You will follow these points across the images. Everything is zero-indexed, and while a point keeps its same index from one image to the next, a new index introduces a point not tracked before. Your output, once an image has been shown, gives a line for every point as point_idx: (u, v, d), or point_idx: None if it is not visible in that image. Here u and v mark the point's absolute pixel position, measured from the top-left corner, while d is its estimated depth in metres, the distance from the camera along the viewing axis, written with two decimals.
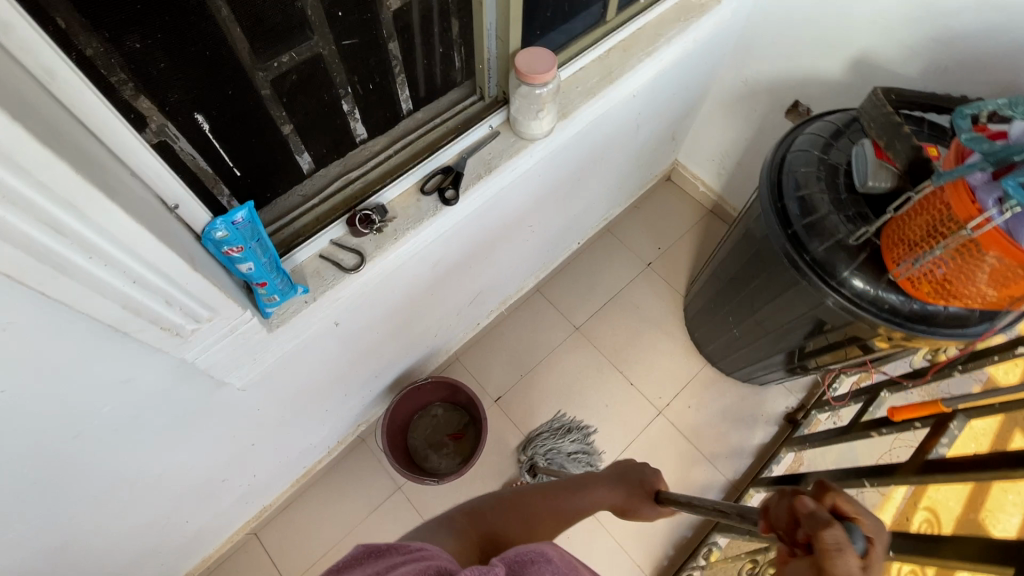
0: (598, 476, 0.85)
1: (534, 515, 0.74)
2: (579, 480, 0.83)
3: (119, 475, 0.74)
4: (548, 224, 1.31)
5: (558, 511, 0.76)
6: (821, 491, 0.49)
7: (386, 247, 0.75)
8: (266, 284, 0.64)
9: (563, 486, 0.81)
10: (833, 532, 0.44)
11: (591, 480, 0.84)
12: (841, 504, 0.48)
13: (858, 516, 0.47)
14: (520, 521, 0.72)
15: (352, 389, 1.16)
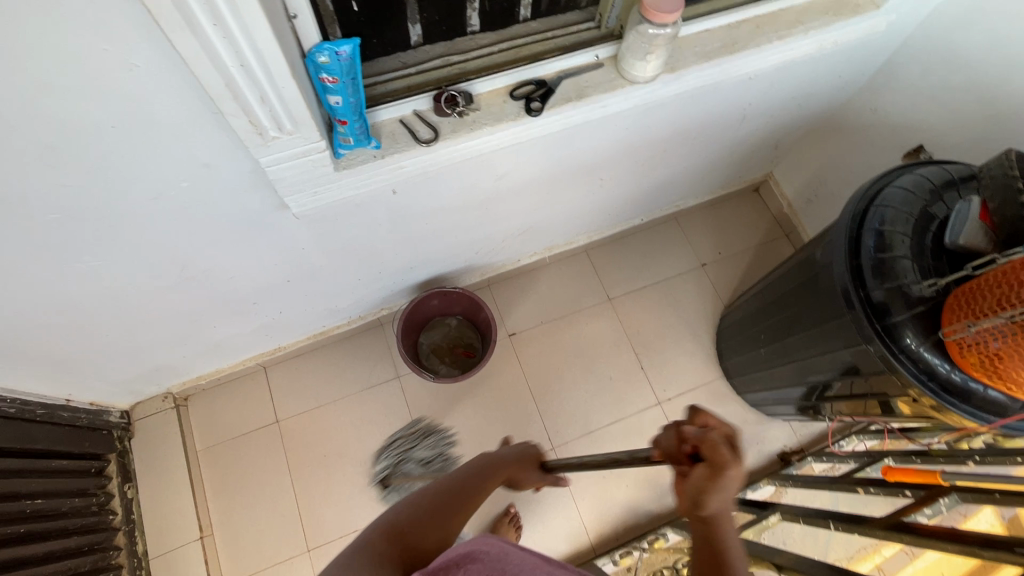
0: (497, 462, 0.82)
1: (440, 514, 0.66)
2: (482, 466, 0.79)
3: (176, 253, 0.83)
4: (620, 185, 1.30)
5: (462, 493, 0.71)
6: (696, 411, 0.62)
7: (461, 133, 0.78)
8: (346, 123, 0.68)
9: (473, 476, 0.75)
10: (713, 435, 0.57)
11: (494, 460, 0.82)
12: (706, 417, 0.61)
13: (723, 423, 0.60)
14: (430, 514, 0.65)
15: (387, 270, 1.23)
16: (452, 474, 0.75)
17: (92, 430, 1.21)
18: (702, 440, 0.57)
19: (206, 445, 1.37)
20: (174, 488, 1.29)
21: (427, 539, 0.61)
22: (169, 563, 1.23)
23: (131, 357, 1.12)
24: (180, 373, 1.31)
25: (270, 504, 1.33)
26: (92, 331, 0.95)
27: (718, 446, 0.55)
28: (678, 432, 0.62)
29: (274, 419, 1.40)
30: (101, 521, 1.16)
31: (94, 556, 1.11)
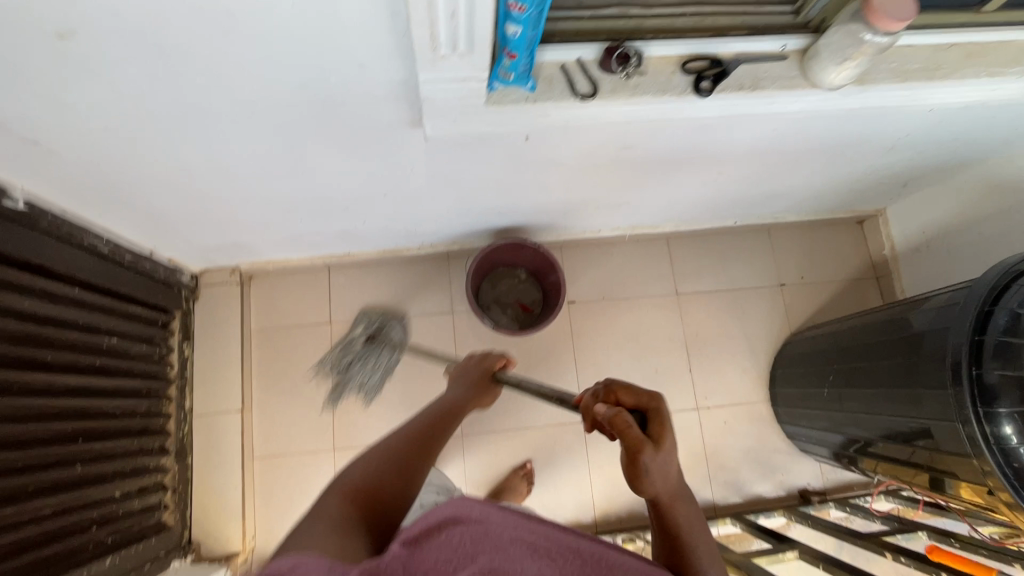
0: (458, 405, 0.87)
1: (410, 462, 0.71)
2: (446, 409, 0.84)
3: (296, 143, 0.82)
4: (734, 184, 1.22)
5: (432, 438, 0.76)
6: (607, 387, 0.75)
7: (620, 95, 0.72)
8: (514, 58, 0.64)
9: (443, 417, 0.82)
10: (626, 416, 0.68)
11: (456, 398, 0.89)
12: (622, 390, 0.74)
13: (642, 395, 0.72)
14: (398, 465, 0.70)
15: (476, 209, 1.20)
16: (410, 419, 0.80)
17: (165, 286, 1.25)
18: (614, 421, 0.68)
19: (261, 327, 1.41)
20: (226, 359, 1.35)
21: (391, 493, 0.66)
22: (210, 425, 1.31)
23: (217, 228, 1.13)
24: (252, 254, 1.33)
25: (309, 398, 1.38)
26: (193, 196, 0.96)
27: (630, 428, 0.66)
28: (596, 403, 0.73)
29: (327, 320, 1.43)
30: (159, 372, 1.22)
31: (149, 402, 1.17)
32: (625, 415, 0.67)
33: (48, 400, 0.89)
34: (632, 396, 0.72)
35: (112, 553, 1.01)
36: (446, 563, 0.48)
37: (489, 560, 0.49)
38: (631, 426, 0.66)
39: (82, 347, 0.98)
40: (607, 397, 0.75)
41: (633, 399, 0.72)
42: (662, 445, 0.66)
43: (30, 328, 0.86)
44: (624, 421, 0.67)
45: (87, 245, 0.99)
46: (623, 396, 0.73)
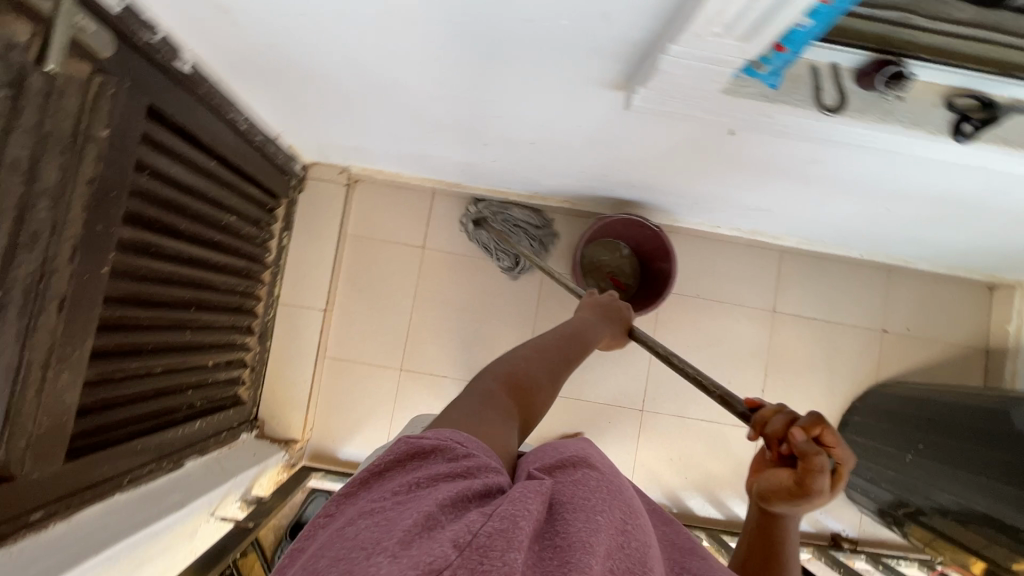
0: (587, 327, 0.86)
1: (551, 372, 0.72)
2: (580, 329, 0.84)
3: (480, 73, 0.75)
4: (896, 221, 1.11)
5: (567, 360, 0.76)
6: (813, 420, 0.59)
7: (867, 117, 0.62)
8: (782, 51, 0.54)
9: (579, 342, 0.81)
10: (822, 459, 0.58)
11: (587, 322, 0.87)
12: (825, 432, 0.59)
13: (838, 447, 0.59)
14: (536, 367, 0.71)
15: (612, 177, 1.12)
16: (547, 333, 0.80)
17: (280, 171, 1.23)
18: (803, 455, 0.58)
19: (356, 233, 1.40)
20: (319, 257, 1.35)
21: (534, 397, 0.67)
22: (293, 315, 1.34)
23: (349, 129, 1.09)
24: (366, 161, 1.29)
25: (387, 314, 1.40)
26: (345, 96, 0.91)
27: (812, 458, 0.58)
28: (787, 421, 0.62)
29: (420, 244, 1.41)
30: (259, 255, 1.23)
31: (247, 283, 1.18)
32: (824, 461, 0.58)
33: (176, 266, 0.90)
34: (832, 441, 0.59)
35: (202, 416, 1.05)
36: (582, 513, 0.43)
37: (620, 532, 0.44)
38: (819, 474, 0.58)
39: (207, 219, 0.98)
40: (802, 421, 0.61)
41: (835, 446, 0.59)
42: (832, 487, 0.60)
43: (174, 194, 0.85)
44: (818, 464, 0.58)
45: (229, 119, 0.96)
46: (824, 438, 0.59)
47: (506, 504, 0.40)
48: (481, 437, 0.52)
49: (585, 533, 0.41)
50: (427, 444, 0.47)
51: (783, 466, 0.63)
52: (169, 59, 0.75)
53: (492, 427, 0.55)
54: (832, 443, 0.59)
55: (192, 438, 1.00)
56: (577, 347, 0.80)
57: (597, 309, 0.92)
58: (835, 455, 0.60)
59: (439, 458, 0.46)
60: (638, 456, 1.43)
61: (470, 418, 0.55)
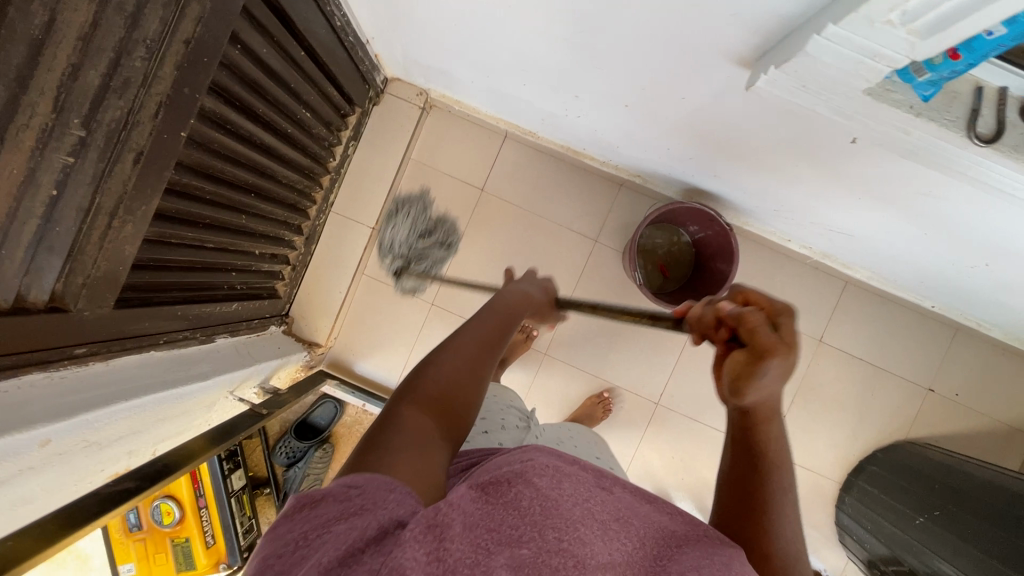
0: (511, 299, 0.83)
1: (476, 363, 0.67)
2: (507, 305, 0.80)
3: (597, 16, 0.69)
4: (989, 281, 1.02)
5: (497, 338, 0.72)
6: (734, 297, 0.64)
7: (1018, 158, 0.55)
8: (953, 58, 0.47)
9: (504, 317, 0.77)
10: (750, 313, 0.59)
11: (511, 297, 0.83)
12: (750, 296, 0.62)
13: (766, 300, 0.61)
14: (455, 369, 0.65)
15: (697, 162, 1.05)
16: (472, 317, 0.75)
17: (361, 79, 1.20)
18: (743, 320, 0.59)
19: (419, 159, 1.38)
20: (378, 174, 1.34)
21: (458, 396, 0.62)
22: (342, 226, 1.34)
23: (438, 48, 1.04)
24: (448, 87, 1.25)
25: (431, 247, 1.39)
26: (448, 11, 0.86)
27: (762, 334, 0.57)
28: (715, 307, 0.64)
29: (480, 186, 1.39)
30: (324, 158, 1.22)
31: (306, 182, 1.18)
32: (758, 315, 0.58)
33: (245, 149, 0.89)
34: (762, 299, 0.61)
35: (239, 300, 1.07)
36: (497, 545, 0.42)
37: (555, 540, 0.44)
38: (758, 328, 0.58)
39: (283, 109, 0.97)
40: (733, 299, 0.64)
41: (762, 299, 0.61)
42: (793, 354, 0.56)
43: (258, 75, 0.83)
44: (751, 319, 0.58)
45: (326, 11, 0.93)
46: (751, 298, 0.62)
47: (395, 555, 0.38)
48: (408, 480, 0.48)
49: (497, 565, 0.40)
50: (318, 492, 0.44)
51: (734, 347, 0.62)
52: None
53: (424, 469, 0.51)
54: (757, 299, 0.62)
55: (226, 317, 1.02)
56: (501, 322, 0.75)
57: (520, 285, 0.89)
58: (769, 308, 0.60)
59: (333, 506, 0.43)
60: (641, 446, 1.42)
61: (399, 452, 0.51)
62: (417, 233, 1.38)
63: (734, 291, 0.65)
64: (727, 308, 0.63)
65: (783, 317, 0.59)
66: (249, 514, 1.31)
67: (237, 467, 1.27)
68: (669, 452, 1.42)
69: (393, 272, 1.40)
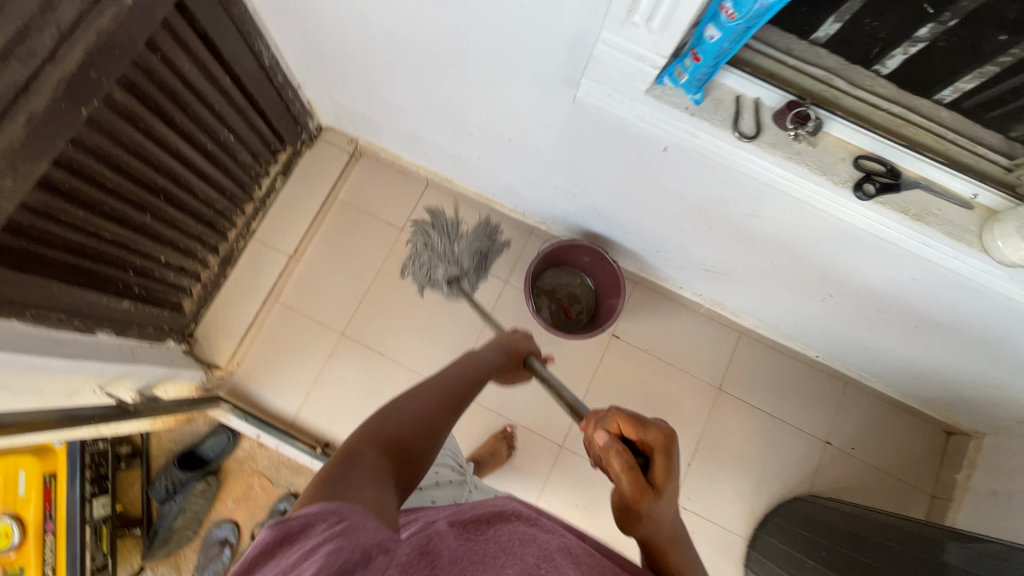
0: (485, 357, 0.86)
1: (438, 417, 0.66)
2: (481, 363, 0.83)
3: (460, 48, 0.84)
4: (839, 315, 1.12)
5: (465, 391, 0.73)
6: (612, 428, 0.67)
7: (777, 152, 0.67)
8: (697, 62, 0.62)
9: (476, 373, 0.79)
10: (615, 458, 0.63)
11: (483, 355, 0.86)
12: (626, 427, 0.66)
13: (636, 433, 0.65)
14: (418, 419, 0.63)
15: (581, 200, 1.18)
16: (443, 367, 0.77)
17: (293, 120, 1.34)
18: (610, 464, 0.64)
19: (345, 200, 1.48)
20: (303, 207, 1.44)
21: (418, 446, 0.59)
22: (261, 253, 1.40)
23: (358, 94, 1.20)
24: (374, 135, 1.40)
25: (348, 279, 1.44)
26: (357, 53, 1.02)
27: (624, 480, 0.62)
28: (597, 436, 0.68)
29: (400, 226, 1.47)
30: (249, 185, 1.32)
31: (227, 203, 1.26)
32: (619, 457, 0.63)
33: (159, 151, 0.98)
34: (637, 431, 0.65)
35: (134, 302, 1.09)
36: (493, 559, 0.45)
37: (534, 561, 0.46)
38: (626, 475, 0.62)
39: (206, 128, 1.07)
40: (611, 430, 0.68)
41: (639, 434, 0.65)
42: (664, 495, 0.61)
43: (178, 87, 0.94)
44: (617, 471, 0.63)
45: (254, 49, 1.07)
46: (627, 431, 0.66)
47: None
48: (370, 511, 0.43)
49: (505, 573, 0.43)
50: (301, 523, 0.39)
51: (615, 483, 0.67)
52: None
53: (382, 507, 0.46)
54: (635, 433, 0.66)
55: (116, 315, 1.03)
56: (473, 380, 0.77)
57: (500, 341, 0.95)
58: (642, 441, 0.65)
59: (317, 538, 0.38)
60: (544, 490, 1.38)
61: (357, 486, 0.46)
62: (456, 239, 1.35)
63: (613, 413, 0.68)
64: (603, 440, 0.66)
65: (652, 455, 0.64)
66: (105, 551, 1.21)
67: (103, 493, 1.20)
68: (573, 501, 1.38)
69: (449, 278, 1.35)
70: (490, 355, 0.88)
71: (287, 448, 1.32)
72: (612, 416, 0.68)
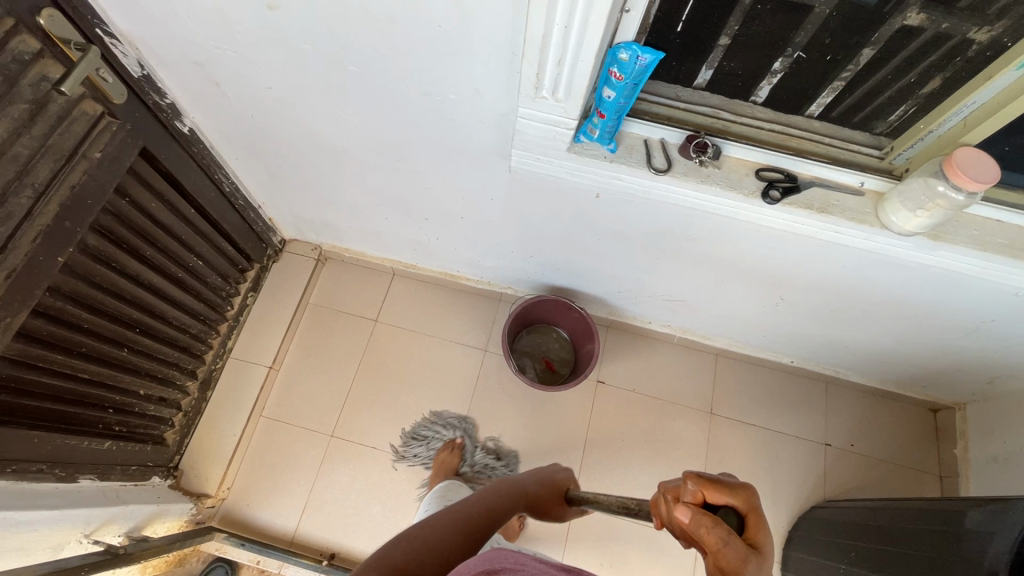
0: (526, 486, 0.79)
1: (449, 545, 0.61)
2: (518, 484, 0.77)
3: (403, 144, 0.95)
4: (796, 316, 1.20)
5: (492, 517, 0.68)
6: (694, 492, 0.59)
7: (690, 178, 0.77)
8: (602, 118, 0.73)
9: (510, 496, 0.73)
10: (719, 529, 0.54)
11: (521, 480, 0.80)
12: (713, 492, 0.59)
13: (725, 497, 0.59)
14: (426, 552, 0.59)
15: (538, 258, 1.26)
16: (475, 493, 0.72)
17: (257, 237, 1.41)
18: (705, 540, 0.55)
19: (317, 303, 1.53)
20: (277, 317, 1.47)
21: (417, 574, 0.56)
22: (240, 370, 1.41)
23: (316, 202, 1.29)
24: (337, 238, 1.48)
25: (330, 379, 1.45)
26: (311, 166, 1.12)
27: (731, 552, 0.54)
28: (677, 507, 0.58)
29: (374, 317, 1.52)
30: (220, 306, 1.35)
31: (201, 326, 1.29)
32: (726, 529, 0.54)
33: (131, 287, 1.02)
34: (723, 494, 0.59)
35: (115, 441, 1.08)
36: None
37: None
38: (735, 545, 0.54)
39: (175, 259, 1.13)
40: (692, 498, 0.59)
41: (726, 497, 0.58)
42: (763, 562, 0.56)
43: (146, 224, 1.01)
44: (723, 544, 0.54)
45: (215, 180, 1.16)
46: (712, 496, 0.59)
47: None
48: None
49: None
50: None
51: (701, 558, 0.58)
52: (171, 119, 0.98)
53: None
54: (721, 496, 0.59)
55: (96, 457, 1.02)
56: (503, 507, 0.71)
57: (534, 471, 0.86)
58: (732, 506, 0.59)
59: None
60: (566, 556, 1.33)
61: None
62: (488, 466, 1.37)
63: (692, 478, 0.60)
64: (688, 517, 0.56)
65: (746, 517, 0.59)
66: None
67: None
68: (596, 560, 1.33)
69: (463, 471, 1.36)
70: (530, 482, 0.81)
71: (291, 569, 1.25)
72: (695, 482, 0.59)
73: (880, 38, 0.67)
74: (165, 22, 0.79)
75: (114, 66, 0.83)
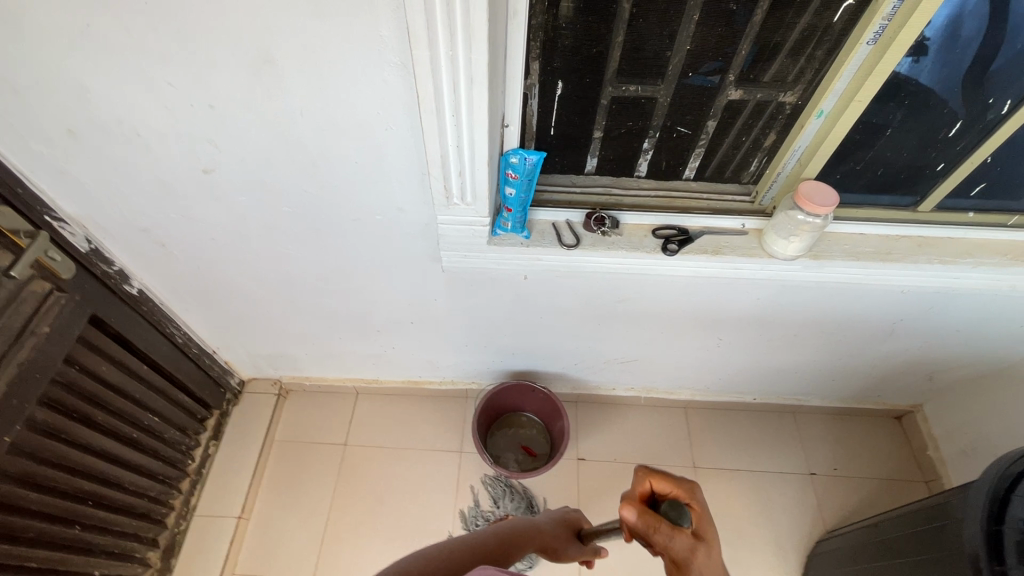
0: (535, 526, 0.80)
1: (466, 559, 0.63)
2: (520, 528, 0.76)
3: (343, 266, 1.03)
4: (739, 352, 1.28)
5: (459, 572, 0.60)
6: (648, 473, 0.71)
7: (598, 248, 0.88)
8: (510, 211, 0.85)
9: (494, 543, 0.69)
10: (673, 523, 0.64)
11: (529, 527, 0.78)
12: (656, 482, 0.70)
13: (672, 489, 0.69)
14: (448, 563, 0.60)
15: (491, 346, 1.31)
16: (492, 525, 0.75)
17: (215, 384, 1.41)
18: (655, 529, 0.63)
19: (283, 439, 1.49)
20: (242, 462, 1.42)
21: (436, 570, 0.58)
22: (208, 526, 1.34)
23: (270, 337, 1.33)
24: (294, 368, 1.49)
25: (306, 516, 1.39)
26: (260, 303, 1.17)
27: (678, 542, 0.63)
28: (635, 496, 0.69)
29: (343, 440, 1.49)
30: (181, 461, 1.31)
31: (161, 487, 1.24)
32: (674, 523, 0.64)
33: (82, 455, 1.00)
34: (667, 485, 0.70)
35: None
36: None
37: None
38: (673, 534, 0.63)
39: (130, 419, 1.12)
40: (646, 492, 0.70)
41: (671, 485, 0.69)
42: (710, 545, 0.65)
43: (98, 388, 1.02)
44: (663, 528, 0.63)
45: (167, 332, 1.18)
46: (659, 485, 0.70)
47: None
48: None
49: None
50: None
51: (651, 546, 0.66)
52: (119, 283, 1.03)
53: None
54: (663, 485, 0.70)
55: None
56: (522, 540, 0.74)
57: (551, 514, 0.90)
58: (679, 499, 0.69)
59: None
60: None
61: None
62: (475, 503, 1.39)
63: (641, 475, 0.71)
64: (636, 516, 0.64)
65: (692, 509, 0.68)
66: None
67: None
68: None
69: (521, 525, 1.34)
70: (528, 529, 0.78)
71: None
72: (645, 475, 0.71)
73: (716, 112, 0.82)
74: (109, 198, 0.87)
75: (62, 246, 0.90)
